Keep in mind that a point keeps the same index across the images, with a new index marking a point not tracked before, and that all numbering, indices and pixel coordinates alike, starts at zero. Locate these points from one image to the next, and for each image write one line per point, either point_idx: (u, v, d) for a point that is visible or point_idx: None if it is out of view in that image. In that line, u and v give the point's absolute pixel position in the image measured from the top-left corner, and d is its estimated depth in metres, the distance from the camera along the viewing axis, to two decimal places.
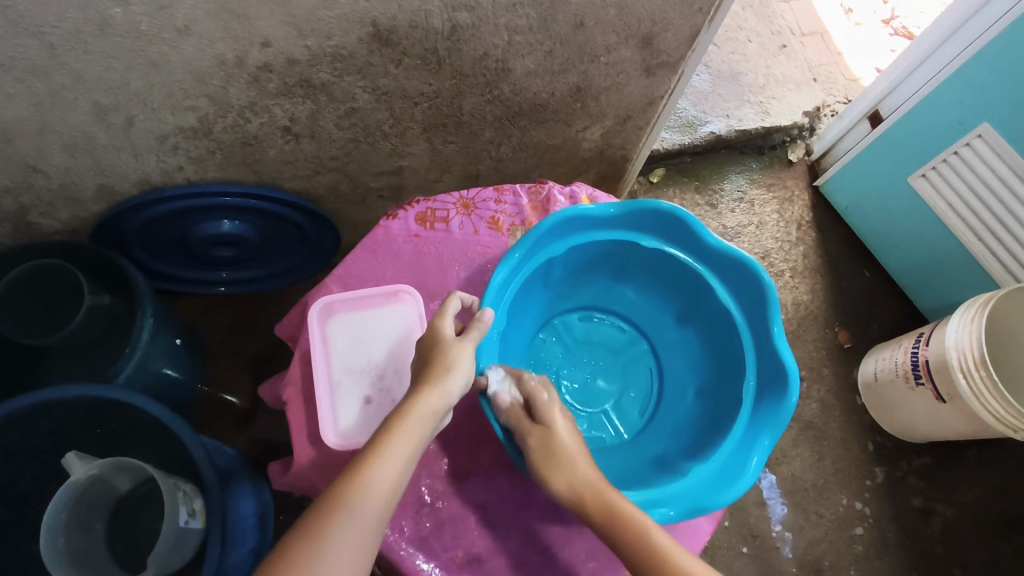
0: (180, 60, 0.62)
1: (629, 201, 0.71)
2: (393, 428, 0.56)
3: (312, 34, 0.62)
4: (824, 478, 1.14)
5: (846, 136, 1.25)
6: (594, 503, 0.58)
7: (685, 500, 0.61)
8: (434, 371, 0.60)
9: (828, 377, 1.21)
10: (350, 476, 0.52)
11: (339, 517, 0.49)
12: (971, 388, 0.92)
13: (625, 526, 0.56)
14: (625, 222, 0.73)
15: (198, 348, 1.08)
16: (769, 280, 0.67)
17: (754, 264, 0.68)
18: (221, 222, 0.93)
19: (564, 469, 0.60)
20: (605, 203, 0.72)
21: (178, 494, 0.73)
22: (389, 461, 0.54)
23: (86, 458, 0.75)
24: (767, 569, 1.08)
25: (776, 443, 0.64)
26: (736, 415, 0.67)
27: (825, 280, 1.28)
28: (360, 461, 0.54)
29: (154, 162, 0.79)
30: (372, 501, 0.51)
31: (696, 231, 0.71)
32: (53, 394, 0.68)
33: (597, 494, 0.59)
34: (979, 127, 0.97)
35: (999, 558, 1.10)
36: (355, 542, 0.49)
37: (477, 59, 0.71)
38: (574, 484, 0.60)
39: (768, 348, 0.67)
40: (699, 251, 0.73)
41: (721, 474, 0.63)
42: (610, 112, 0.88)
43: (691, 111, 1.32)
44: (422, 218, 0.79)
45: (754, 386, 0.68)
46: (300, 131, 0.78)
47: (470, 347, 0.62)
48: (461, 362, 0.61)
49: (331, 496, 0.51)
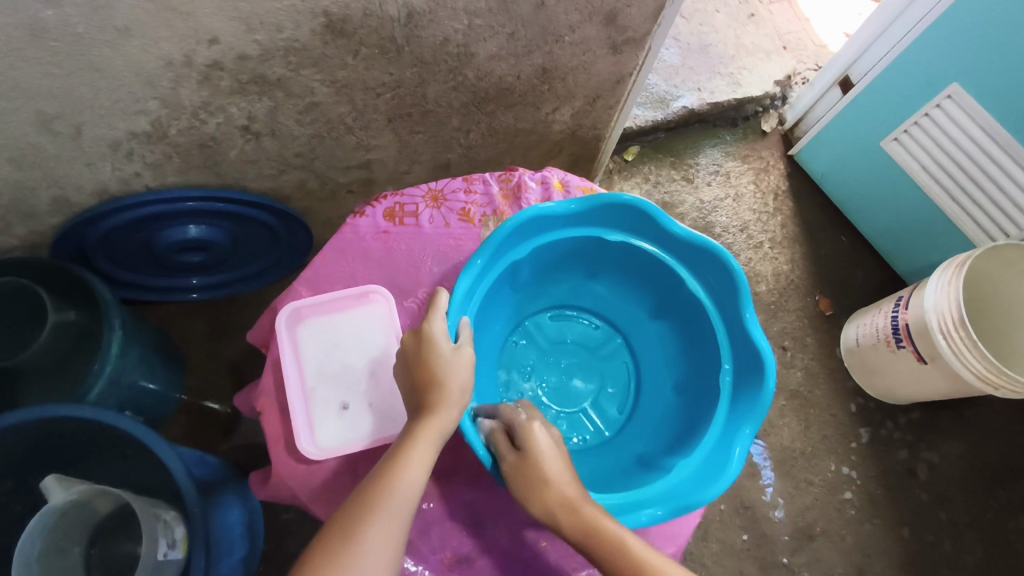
0: (124, 63, 0.59)
1: (590, 197, 0.68)
2: (416, 425, 0.55)
3: (262, 27, 0.60)
4: (812, 445, 1.15)
5: (818, 103, 1.24)
6: (570, 525, 0.53)
7: (672, 500, 0.59)
8: (439, 366, 0.57)
9: (811, 345, 1.21)
10: (380, 477, 0.52)
11: (367, 521, 0.48)
12: (951, 348, 0.93)
13: (600, 547, 0.51)
14: (588, 219, 0.71)
15: (174, 356, 1.05)
16: (739, 268, 0.65)
17: (722, 252, 0.66)
18: (186, 227, 0.91)
19: (540, 492, 0.55)
20: (565, 199, 0.69)
21: (158, 524, 0.72)
22: (416, 460, 0.53)
23: (67, 483, 0.72)
24: (759, 538, 1.10)
25: (757, 432, 0.62)
26: (715, 408, 0.66)
27: (804, 249, 1.28)
28: (388, 464, 0.53)
29: (109, 170, 0.76)
30: (402, 500, 0.51)
31: (659, 223, 0.69)
32: (36, 413, 0.66)
33: (574, 515, 0.53)
34: (948, 88, 0.97)
35: (984, 512, 1.12)
36: (385, 542, 0.48)
37: (438, 45, 0.69)
38: (549, 508, 0.54)
39: (741, 335, 0.66)
40: (665, 242, 0.71)
41: (704, 470, 0.62)
42: (579, 92, 0.87)
43: (662, 86, 1.30)
44: (390, 214, 0.77)
45: (731, 381, 0.66)
46: (259, 129, 0.76)
47: (467, 357, 0.58)
48: (464, 368, 0.58)
49: (359, 501, 0.50)
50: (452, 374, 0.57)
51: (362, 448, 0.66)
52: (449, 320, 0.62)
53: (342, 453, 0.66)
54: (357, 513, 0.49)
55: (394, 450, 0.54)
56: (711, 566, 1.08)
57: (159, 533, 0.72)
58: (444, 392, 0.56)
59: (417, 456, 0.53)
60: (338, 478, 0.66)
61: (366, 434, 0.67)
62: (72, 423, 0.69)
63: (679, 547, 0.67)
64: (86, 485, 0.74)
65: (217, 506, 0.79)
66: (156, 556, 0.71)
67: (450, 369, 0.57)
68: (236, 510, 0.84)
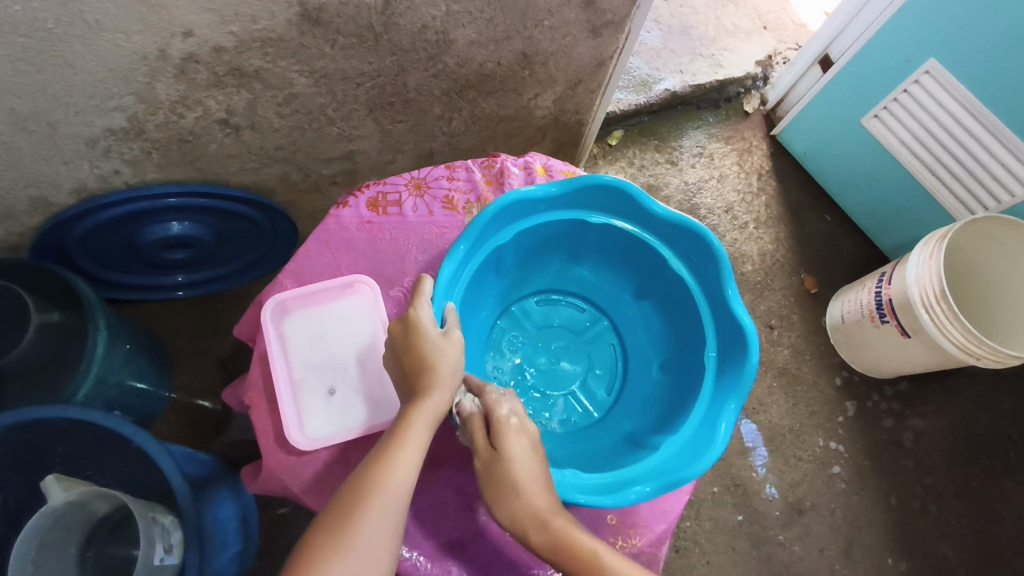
0: (98, 59, 0.59)
1: (571, 179, 0.68)
2: (409, 409, 0.55)
3: (236, 18, 0.59)
4: (800, 422, 1.17)
5: (799, 82, 1.24)
6: (537, 536, 0.53)
7: (662, 476, 0.60)
8: (430, 350, 0.57)
9: (797, 323, 1.23)
10: (377, 459, 0.52)
11: (364, 503, 0.49)
12: (933, 320, 0.94)
13: (570, 560, 0.51)
14: (570, 202, 0.71)
15: (161, 354, 1.05)
16: (719, 245, 0.65)
17: (702, 230, 0.66)
18: (169, 224, 0.90)
19: (511, 499, 0.54)
20: (547, 182, 0.68)
21: (156, 529, 0.72)
22: (412, 440, 0.53)
23: (66, 484, 0.73)
24: (751, 514, 1.11)
25: (742, 406, 0.62)
26: (701, 386, 0.66)
27: (788, 228, 1.29)
28: (384, 446, 0.53)
29: (88, 168, 0.75)
30: (399, 484, 0.51)
31: (641, 204, 0.69)
32: (41, 413, 0.67)
33: (543, 528, 0.53)
34: (926, 63, 0.98)
35: (969, 480, 1.15)
36: (383, 522, 0.49)
37: (417, 32, 0.68)
38: (516, 517, 0.54)
39: (724, 311, 0.66)
40: (647, 222, 0.71)
41: (690, 446, 0.63)
42: (561, 77, 0.86)
43: (644, 69, 1.30)
44: (374, 204, 0.77)
45: (715, 356, 0.67)
46: (239, 122, 0.75)
47: (456, 340, 0.58)
48: (452, 354, 0.57)
49: (356, 486, 0.50)
50: (443, 356, 0.57)
51: (352, 437, 0.66)
52: (435, 306, 0.62)
53: (332, 443, 0.66)
54: (356, 494, 0.50)
55: (390, 432, 0.54)
56: (705, 543, 1.09)
57: (156, 539, 0.72)
58: (436, 374, 0.56)
59: (413, 437, 0.53)
60: (330, 468, 0.66)
61: (356, 423, 0.67)
62: (65, 424, 0.69)
63: (670, 525, 0.68)
64: (86, 485, 0.75)
65: (210, 502, 0.79)
66: (152, 561, 0.71)
67: (441, 352, 0.57)
68: (231, 505, 0.84)
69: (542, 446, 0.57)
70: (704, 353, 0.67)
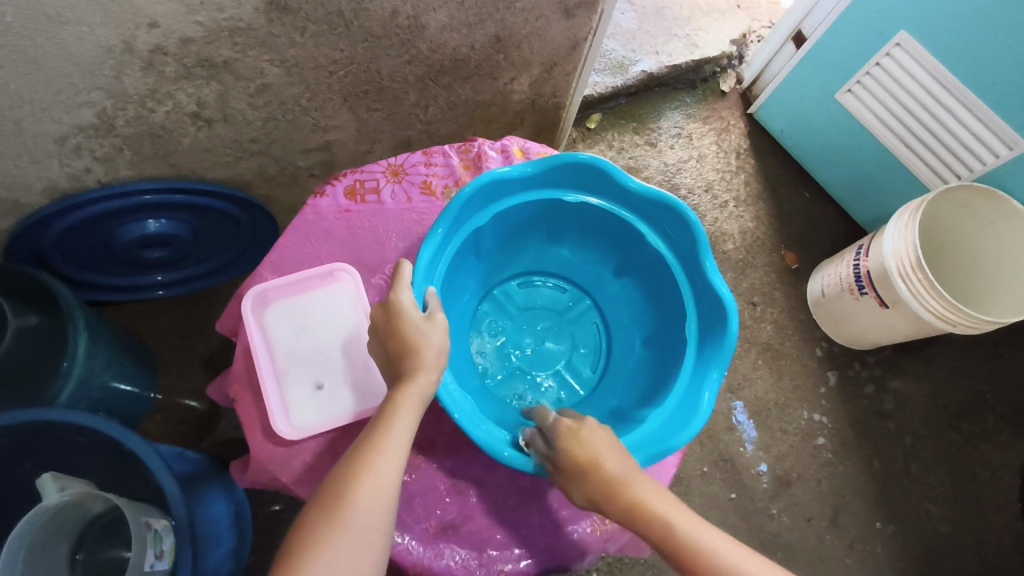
0: (61, 53, 0.57)
1: (545, 158, 0.68)
2: (394, 392, 0.55)
3: (202, 8, 0.58)
4: (785, 396, 1.18)
5: (774, 59, 1.25)
6: (614, 506, 0.54)
7: (648, 447, 0.61)
8: (413, 332, 0.57)
9: (779, 299, 1.24)
10: (365, 443, 0.52)
11: (356, 482, 0.49)
12: (911, 291, 0.96)
13: (649, 525, 0.52)
14: (545, 181, 0.71)
15: (144, 355, 1.04)
16: (694, 218, 0.66)
17: (677, 204, 0.66)
18: (145, 222, 0.90)
19: (583, 479, 0.56)
20: (521, 162, 0.68)
21: (148, 534, 0.72)
22: (401, 421, 0.53)
23: (63, 483, 0.72)
24: (739, 488, 1.13)
25: (725, 375, 0.63)
26: (683, 359, 0.67)
27: (767, 205, 1.30)
28: (372, 428, 0.53)
29: (58, 167, 0.74)
30: (388, 466, 0.51)
31: (615, 180, 0.69)
32: (42, 415, 0.66)
33: (618, 497, 0.54)
34: (897, 36, 0.99)
35: (950, 446, 1.17)
36: (375, 500, 0.49)
37: (388, 17, 0.67)
38: (593, 493, 0.55)
39: (703, 283, 0.67)
40: (623, 198, 0.71)
41: (676, 416, 0.63)
42: (535, 60, 0.86)
43: (620, 51, 1.30)
44: (351, 192, 0.77)
45: (696, 329, 0.67)
46: (211, 115, 0.74)
47: (439, 323, 0.58)
48: (435, 337, 0.57)
49: (345, 471, 0.50)
50: (427, 339, 0.57)
51: (340, 425, 0.67)
52: (415, 290, 0.62)
53: (320, 431, 0.66)
54: (346, 478, 0.50)
55: (377, 415, 0.54)
56: None
57: (148, 543, 0.72)
58: (421, 357, 0.56)
59: (402, 418, 0.53)
60: (318, 457, 0.66)
61: (343, 411, 0.67)
62: (49, 428, 0.68)
63: None
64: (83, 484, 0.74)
65: (200, 499, 0.79)
66: (144, 567, 0.70)
67: (424, 334, 0.57)
68: (222, 502, 0.84)
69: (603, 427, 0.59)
70: (686, 327, 0.68)
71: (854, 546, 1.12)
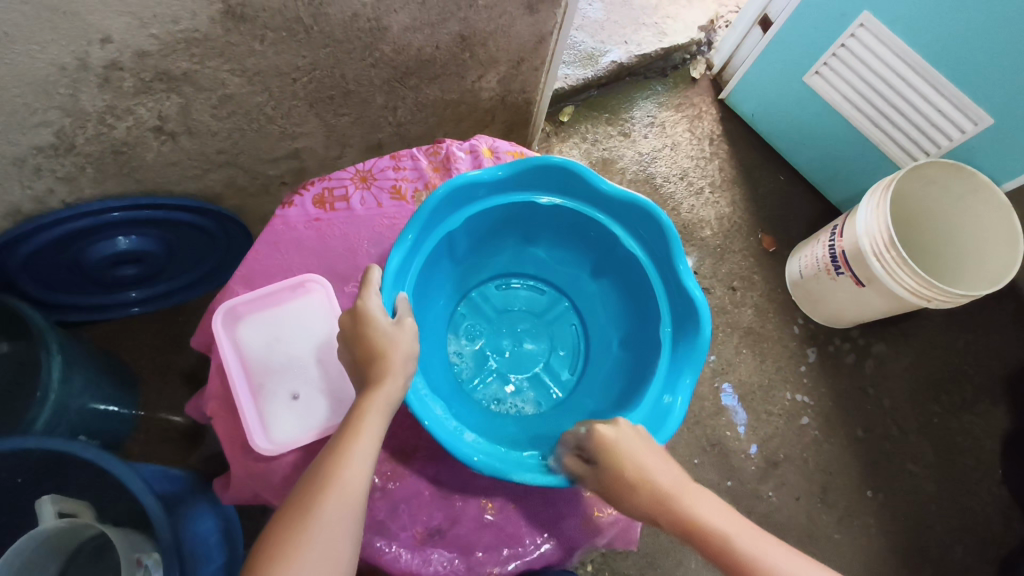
0: (13, 74, 0.56)
1: (517, 161, 0.68)
2: (362, 399, 0.55)
3: (156, 20, 0.57)
4: (768, 377, 1.19)
5: (742, 44, 1.25)
6: (669, 519, 0.55)
7: None
8: (380, 338, 0.56)
9: (759, 283, 1.25)
10: (333, 452, 0.52)
11: (325, 490, 0.49)
12: (885, 268, 0.97)
13: (705, 541, 0.53)
14: (518, 184, 0.71)
15: (123, 374, 1.02)
16: (667, 220, 0.66)
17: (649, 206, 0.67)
18: (116, 240, 0.88)
19: (633, 494, 0.56)
20: (492, 166, 0.68)
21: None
22: (369, 427, 0.53)
23: (64, 509, 0.69)
24: (728, 471, 1.14)
25: (697, 380, 0.63)
26: (658, 358, 0.67)
27: (742, 189, 1.31)
28: (340, 436, 0.53)
29: (19, 189, 0.72)
30: (356, 476, 0.50)
31: (588, 181, 0.69)
32: (19, 443, 0.65)
33: (669, 512, 0.55)
34: (861, 16, 0.99)
35: (931, 417, 1.19)
36: (343, 510, 0.49)
37: (348, 21, 0.67)
38: (647, 508, 0.55)
39: (676, 285, 0.67)
40: (596, 200, 0.71)
41: (649, 419, 0.64)
42: (502, 57, 0.85)
43: (589, 43, 1.30)
44: (320, 201, 0.76)
45: (670, 332, 0.67)
46: (174, 129, 0.73)
47: (409, 327, 0.58)
48: (403, 342, 0.57)
49: (313, 481, 0.50)
50: (395, 343, 0.56)
51: (318, 436, 0.66)
52: (385, 295, 0.61)
53: (299, 444, 0.66)
54: (313, 488, 0.49)
55: (345, 421, 0.54)
56: None
57: None
58: (388, 361, 0.55)
59: (370, 424, 0.53)
60: (298, 470, 0.66)
61: (320, 422, 0.67)
62: (25, 456, 0.67)
63: None
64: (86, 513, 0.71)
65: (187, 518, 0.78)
66: None
67: (392, 339, 0.56)
68: (211, 519, 0.83)
69: (646, 439, 0.58)
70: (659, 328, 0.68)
71: (843, 521, 1.14)
